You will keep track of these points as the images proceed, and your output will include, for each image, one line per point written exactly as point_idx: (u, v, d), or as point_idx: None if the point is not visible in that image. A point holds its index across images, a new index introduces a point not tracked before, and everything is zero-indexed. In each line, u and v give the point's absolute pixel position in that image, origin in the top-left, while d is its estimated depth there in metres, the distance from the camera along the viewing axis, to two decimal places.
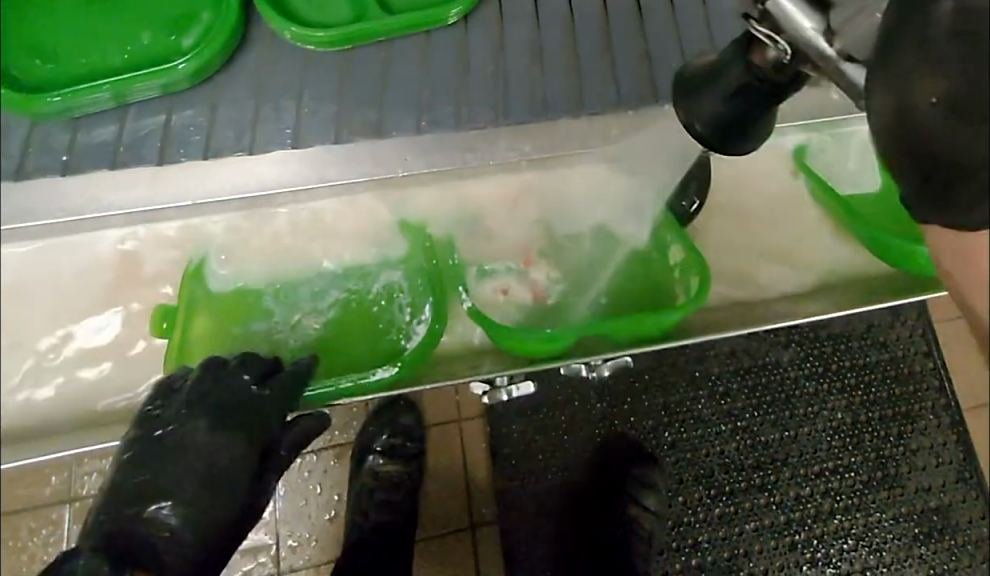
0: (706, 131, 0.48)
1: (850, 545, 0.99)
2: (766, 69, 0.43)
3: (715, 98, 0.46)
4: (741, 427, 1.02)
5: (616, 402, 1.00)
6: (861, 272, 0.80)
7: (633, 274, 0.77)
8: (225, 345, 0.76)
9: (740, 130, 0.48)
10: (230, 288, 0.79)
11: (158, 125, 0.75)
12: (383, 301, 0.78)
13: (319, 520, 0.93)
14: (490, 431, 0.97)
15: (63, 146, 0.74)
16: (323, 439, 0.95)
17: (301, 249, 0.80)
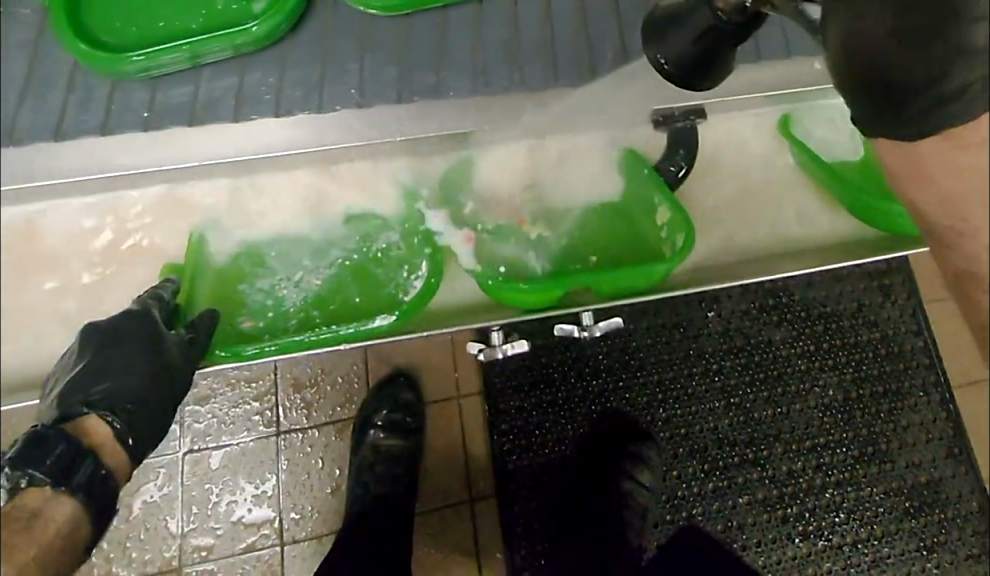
0: (673, 68, 0.55)
1: (842, 518, 1.01)
2: (728, 14, 0.48)
3: (685, 39, 0.52)
4: (734, 404, 1.03)
5: (612, 379, 1.02)
6: (807, 238, 0.93)
7: (617, 233, 0.85)
8: (229, 298, 0.82)
9: (705, 65, 0.54)
10: (234, 246, 0.84)
11: (233, 85, 0.74)
12: (380, 259, 0.84)
13: (321, 493, 0.94)
14: (489, 408, 0.99)
15: (143, 104, 0.74)
16: (326, 414, 0.97)
17: (300, 212, 0.85)
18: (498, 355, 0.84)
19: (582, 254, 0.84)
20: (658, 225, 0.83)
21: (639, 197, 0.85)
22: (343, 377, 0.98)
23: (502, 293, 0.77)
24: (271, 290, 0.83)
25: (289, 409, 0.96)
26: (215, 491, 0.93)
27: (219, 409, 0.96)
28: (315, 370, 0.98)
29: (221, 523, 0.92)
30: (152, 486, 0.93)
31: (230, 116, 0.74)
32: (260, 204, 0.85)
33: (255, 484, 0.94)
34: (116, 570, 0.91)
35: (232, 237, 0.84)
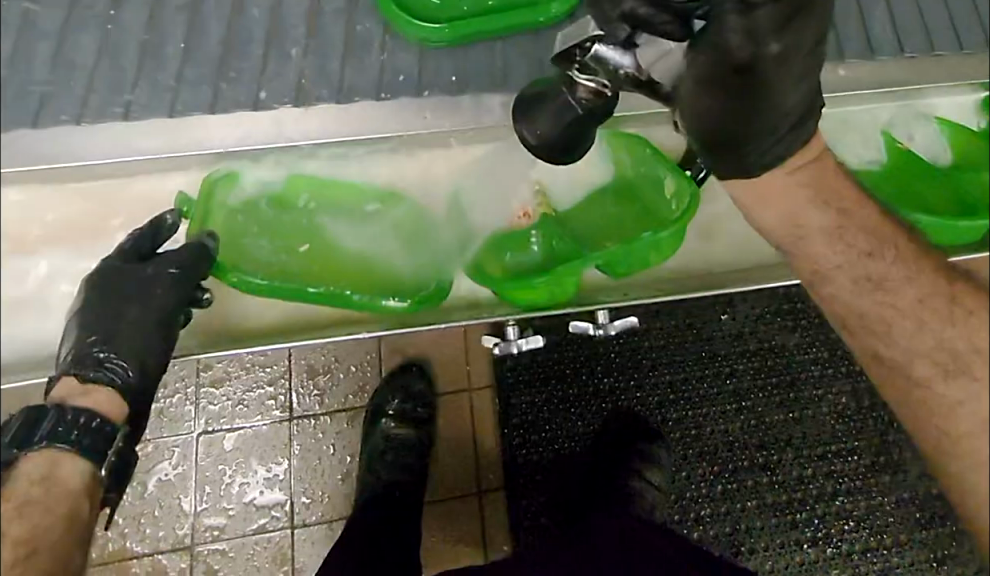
0: (537, 143, 0.62)
1: (851, 526, 1.01)
2: (587, 97, 0.58)
3: (547, 121, 0.61)
4: (745, 407, 1.03)
5: (622, 378, 1.02)
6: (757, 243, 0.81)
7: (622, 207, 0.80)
8: (203, 284, 0.75)
9: (564, 149, 0.62)
10: (215, 222, 0.77)
11: (524, 58, 0.82)
12: (369, 238, 0.79)
13: (332, 479, 0.96)
14: (499, 400, 0.99)
15: (451, 69, 0.81)
16: (338, 402, 0.98)
17: (278, 182, 0.79)
18: (514, 350, 0.90)
19: (592, 236, 0.79)
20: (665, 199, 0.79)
21: (641, 177, 0.81)
22: (357, 366, 0.99)
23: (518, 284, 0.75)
24: (256, 267, 0.76)
25: (302, 395, 0.97)
26: (227, 472, 0.95)
27: (234, 392, 0.97)
28: (329, 357, 0.98)
29: (233, 504, 0.94)
30: (166, 465, 0.94)
31: (488, 83, 0.81)
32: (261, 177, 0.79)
33: (267, 468, 0.95)
34: (130, 547, 0.92)
35: (205, 211, 0.77)
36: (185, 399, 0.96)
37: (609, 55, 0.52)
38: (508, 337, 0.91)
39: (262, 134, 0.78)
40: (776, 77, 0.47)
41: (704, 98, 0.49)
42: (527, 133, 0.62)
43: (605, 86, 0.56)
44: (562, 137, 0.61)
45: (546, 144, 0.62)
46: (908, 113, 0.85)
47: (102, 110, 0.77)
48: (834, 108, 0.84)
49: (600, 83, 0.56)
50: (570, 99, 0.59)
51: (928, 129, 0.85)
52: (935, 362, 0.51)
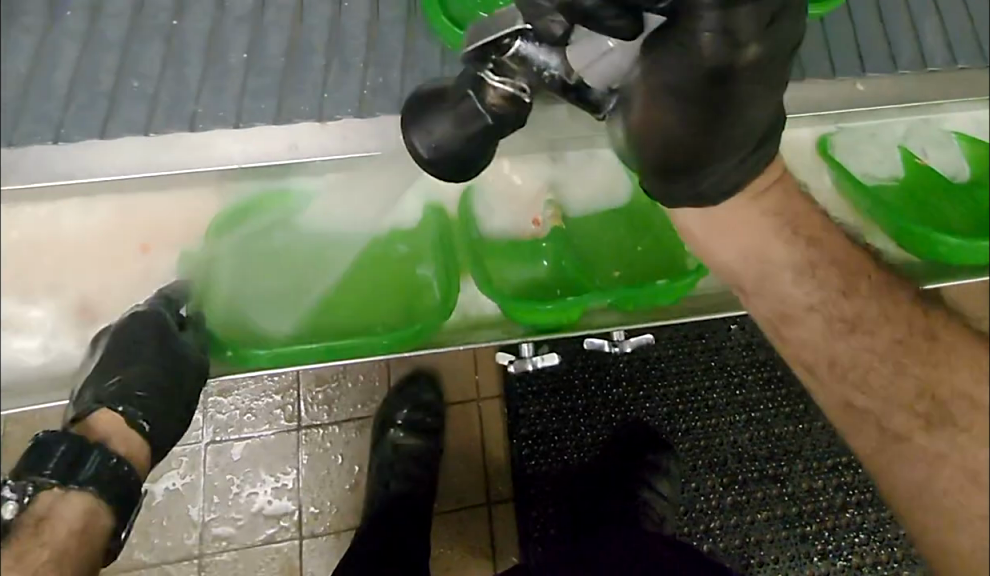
0: (432, 157, 0.51)
1: (863, 539, 1.00)
2: (500, 105, 0.47)
3: (446, 125, 0.49)
4: (755, 418, 1.03)
5: (631, 389, 1.02)
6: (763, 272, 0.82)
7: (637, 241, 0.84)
8: (233, 300, 0.80)
9: (463, 159, 0.50)
10: (246, 241, 0.82)
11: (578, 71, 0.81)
12: (392, 262, 0.82)
13: (340, 489, 0.95)
14: (508, 411, 0.99)
15: None
16: (347, 411, 0.98)
17: (307, 208, 0.82)
18: (528, 366, 0.88)
19: (603, 266, 0.83)
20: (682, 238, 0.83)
21: (664, 213, 0.84)
22: (364, 376, 0.98)
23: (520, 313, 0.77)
24: (279, 285, 0.80)
25: (310, 405, 0.97)
26: (235, 482, 0.94)
27: (242, 401, 0.96)
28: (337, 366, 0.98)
29: (242, 514, 0.94)
30: (174, 475, 0.94)
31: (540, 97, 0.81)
32: (289, 204, 0.82)
33: (275, 477, 0.95)
34: (138, 557, 0.92)
35: (240, 229, 0.82)
36: None
37: (533, 54, 0.44)
38: (524, 354, 0.87)
39: (274, 156, 0.79)
40: (744, 89, 0.44)
41: (668, 112, 0.45)
42: (421, 146, 0.50)
43: (524, 90, 0.46)
44: (459, 152, 0.50)
45: (438, 155, 0.50)
46: (928, 132, 0.85)
47: (122, 124, 0.77)
48: (848, 124, 0.84)
49: (519, 87, 0.46)
50: (478, 106, 0.47)
51: (947, 148, 0.85)
52: (917, 409, 0.52)
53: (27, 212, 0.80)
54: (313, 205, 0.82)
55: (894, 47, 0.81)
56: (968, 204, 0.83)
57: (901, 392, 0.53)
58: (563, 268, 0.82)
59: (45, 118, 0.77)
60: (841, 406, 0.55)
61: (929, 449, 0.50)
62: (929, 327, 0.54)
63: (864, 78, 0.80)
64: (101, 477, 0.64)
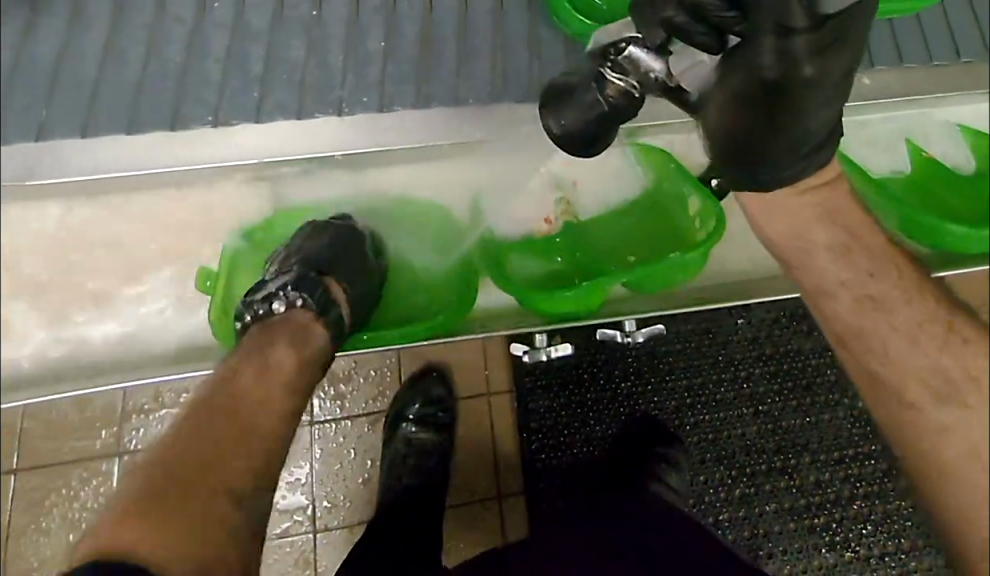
0: (560, 132, 0.59)
1: (870, 530, 1.01)
2: (617, 99, 0.53)
3: (575, 116, 0.57)
4: (762, 411, 1.04)
5: (640, 382, 1.03)
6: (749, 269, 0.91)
7: (646, 222, 0.90)
8: None
9: (586, 144, 0.58)
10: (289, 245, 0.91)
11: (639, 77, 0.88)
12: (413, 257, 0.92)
13: (353, 483, 0.97)
14: (518, 406, 1.00)
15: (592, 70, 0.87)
16: (360, 406, 0.99)
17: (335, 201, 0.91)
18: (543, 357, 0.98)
19: (616, 250, 0.90)
20: (690, 215, 0.89)
21: (671, 191, 0.89)
22: (376, 371, 1.00)
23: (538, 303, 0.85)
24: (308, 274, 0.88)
25: (323, 400, 0.98)
26: None
27: None
28: (350, 363, 0.99)
29: None
30: None
31: None
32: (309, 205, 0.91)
33: (289, 472, 0.96)
34: None
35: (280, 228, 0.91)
36: None
37: (642, 57, 0.50)
38: (537, 345, 0.98)
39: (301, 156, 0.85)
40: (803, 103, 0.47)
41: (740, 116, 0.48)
42: (550, 124, 0.59)
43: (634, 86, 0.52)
44: (582, 129, 0.57)
45: (568, 136, 0.58)
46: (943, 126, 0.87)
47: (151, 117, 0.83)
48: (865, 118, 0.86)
49: (629, 85, 0.52)
50: (596, 96, 0.54)
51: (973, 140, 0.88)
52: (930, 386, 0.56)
53: (83, 205, 0.89)
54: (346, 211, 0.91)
55: (958, 35, 0.82)
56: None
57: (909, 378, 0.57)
58: (579, 261, 0.89)
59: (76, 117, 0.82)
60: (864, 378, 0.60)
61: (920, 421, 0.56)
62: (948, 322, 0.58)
63: (905, 67, 0.82)
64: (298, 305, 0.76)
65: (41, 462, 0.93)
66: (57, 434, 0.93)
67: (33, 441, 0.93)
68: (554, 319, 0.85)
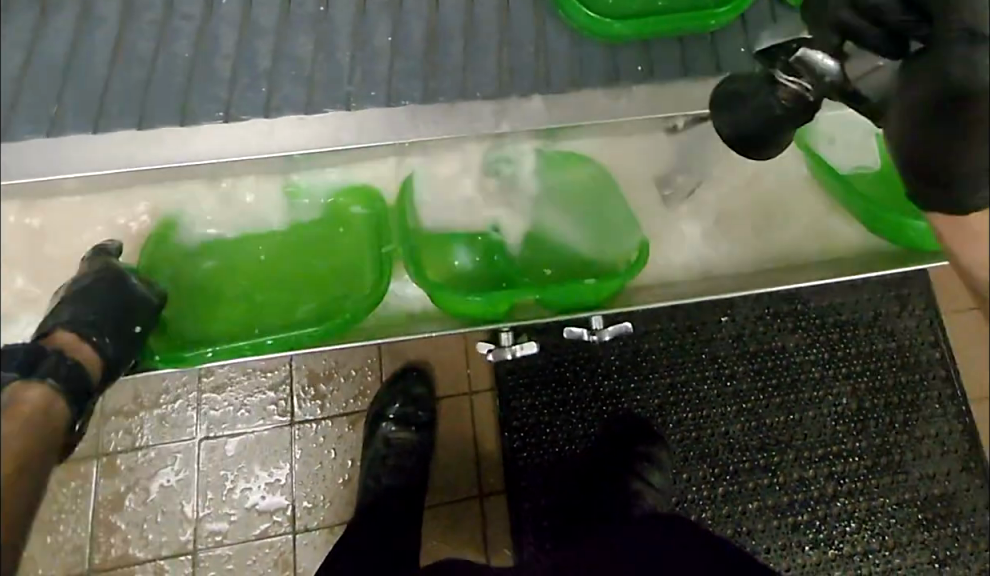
0: (732, 138, 0.58)
1: (853, 528, 1.01)
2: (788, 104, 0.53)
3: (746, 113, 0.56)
4: (745, 408, 1.03)
5: (623, 380, 1.02)
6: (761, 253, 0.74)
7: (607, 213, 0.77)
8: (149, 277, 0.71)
9: (761, 146, 0.58)
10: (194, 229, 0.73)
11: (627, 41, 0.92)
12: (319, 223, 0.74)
13: (333, 483, 0.96)
14: (499, 404, 1.00)
15: None
16: (339, 406, 0.98)
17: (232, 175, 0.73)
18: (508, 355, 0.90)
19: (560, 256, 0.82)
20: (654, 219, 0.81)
21: None
22: (357, 370, 0.99)
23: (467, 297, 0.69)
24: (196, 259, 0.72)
25: (303, 400, 0.98)
26: (229, 478, 0.95)
27: (235, 397, 0.97)
28: (330, 362, 0.99)
29: (235, 509, 0.94)
30: (168, 470, 0.94)
31: None
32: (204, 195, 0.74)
33: (269, 473, 0.95)
34: (132, 552, 0.92)
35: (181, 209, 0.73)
36: (188, 404, 0.96)
37: (813, 55, 0.51)
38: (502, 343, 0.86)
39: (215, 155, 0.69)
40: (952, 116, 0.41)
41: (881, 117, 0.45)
42: (723, 127, 0.59)
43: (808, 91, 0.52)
44: (756, 132, 0.56)
45: (742, 139, 0.58)
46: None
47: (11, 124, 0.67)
48: None
49: (804, 87, 0.52)
50: (769, 100, 0.54)
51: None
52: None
53: None
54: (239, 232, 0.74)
55: None
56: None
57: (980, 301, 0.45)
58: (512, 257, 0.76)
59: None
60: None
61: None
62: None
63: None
64: (63, 372, 0.56)
65: None
66: None
67: None
68: (483, 321, 0.68)
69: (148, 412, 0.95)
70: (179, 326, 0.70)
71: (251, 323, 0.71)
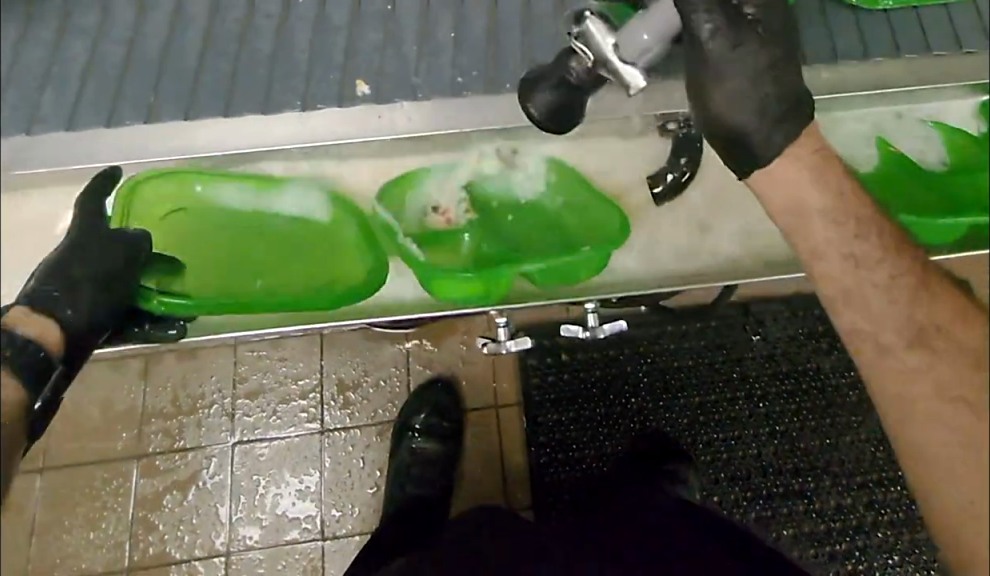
0: (538, 114, 0.57)
1: (895, 561, 0.97)
2: (581, 76, 0.55)
3: (542, 89, 0.57)
4: (779, 431, 1.01)
5: (650, 398, 1.02)
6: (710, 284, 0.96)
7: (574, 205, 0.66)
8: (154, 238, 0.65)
9: (566, 111, 0.57)
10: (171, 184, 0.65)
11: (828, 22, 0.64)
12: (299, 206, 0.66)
13: (361, 492, 0.98)
14: (526, 417, 1.00)
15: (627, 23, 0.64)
16: (368, 416, 1.00)
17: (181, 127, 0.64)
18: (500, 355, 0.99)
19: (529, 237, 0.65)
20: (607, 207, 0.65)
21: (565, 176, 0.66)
22: (385, 380, 1.02)
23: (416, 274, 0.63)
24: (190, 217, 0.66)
25: (333, 409, 1.00)
26: (261, 483, 0.98)
27: (268, 404, 1.00)
28: (359, 372, 1.01)
29: (266, 514, 0.97)
30: (204, 473, 0.98)
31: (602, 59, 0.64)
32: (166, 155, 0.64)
33: (299, 480, 0.98)
34: (167, 551, 0.96)
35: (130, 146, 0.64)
36: (223, 410, 1.00)
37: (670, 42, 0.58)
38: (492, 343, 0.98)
39: (128, 153, 0.64)
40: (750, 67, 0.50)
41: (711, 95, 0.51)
42: (529, 108, 0.58)
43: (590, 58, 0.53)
44: (559, 104, 0.57)
45: (546, 115, 0.57)
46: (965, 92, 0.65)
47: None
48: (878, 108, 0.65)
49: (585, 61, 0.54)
50: (564, 73, 0.55)
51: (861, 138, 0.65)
52: (904, 332, 0.47)
53: None
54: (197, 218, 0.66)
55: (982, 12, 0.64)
56: (926, 184, 0.64)
57: (846, 279, 0.48)
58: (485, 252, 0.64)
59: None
60: (877, 351, 0.47)
61: (905, 363, 0.46)
62: (924, 277, 0.48)
63: (905, 58, 0.63)
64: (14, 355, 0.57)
65: (68, 462, 0.97)
66: (84, 436, 0.98)
67: (63, 444, 0.98)
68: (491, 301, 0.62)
69: (188, 417, 0.99)
70: (188, 283, 0.64)
71: (245, 270, 0.64)
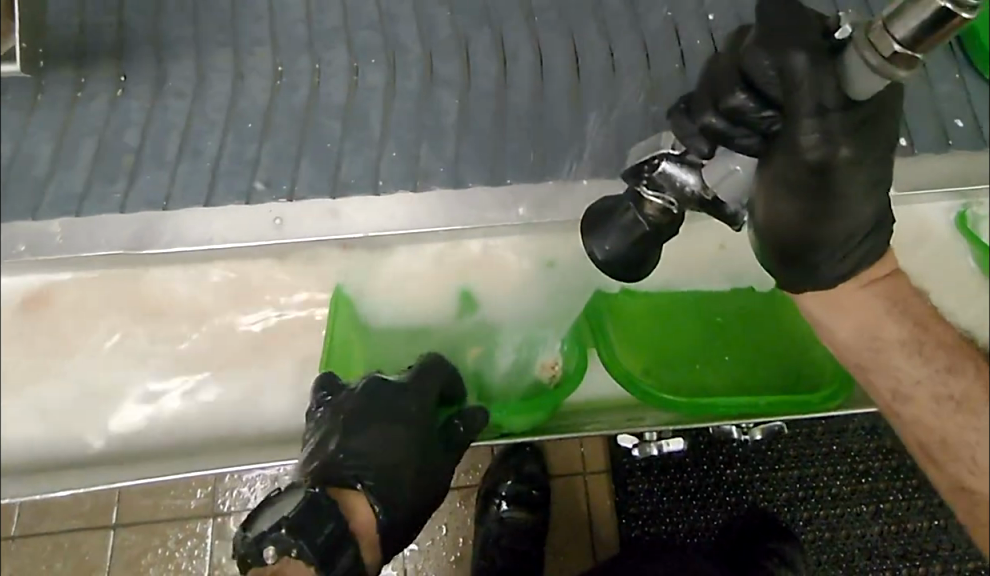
0: (608, 262, 0.50)
1: None
2: (657, 215, 0.48)
3: (615, 237, 0.49)
4: (883, 509, 0.95)
5: (748, 471, 0.96)
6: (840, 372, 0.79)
7: (724, 305, 0.77)
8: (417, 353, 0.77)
9: (634, 266, 0.50)
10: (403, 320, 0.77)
11: None
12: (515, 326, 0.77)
13: (443, 560, 0.94)
14: (616, 487, 0.95)
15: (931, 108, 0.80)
16: (449, 481, 0.97)
17: (433, 282, 0.77)
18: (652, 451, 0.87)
19: (704, 330, 0.76)
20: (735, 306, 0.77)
21: (645, 305, 0.76)
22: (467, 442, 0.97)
23: (764, 325, 0.76)
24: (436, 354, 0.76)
25: None
26: None
27: None
28: None
29: None
30: None
31: None
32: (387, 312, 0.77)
33: None
34: None
35: (376, 303, 0.77)
36: None
37: (675, 171, 0.45)
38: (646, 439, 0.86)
39: (265, 235, 0.75)
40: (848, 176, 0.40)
41: (787, 202, 0.42)
42: (594, 250, 0.50)
43: (671, 203, 0.47)
44: (628, 256, 0.49)
45: (613, 262, 0.50)
46: None
47: (428, 176, 0.76)
48: None
49: (668, 202, 0.47)
50: (634, 214, 0.48)
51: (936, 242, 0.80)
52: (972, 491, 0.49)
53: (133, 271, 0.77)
54: (455, 330, 0.77)
55: None
56: None
57: (926, 403, 0.51)
58: (664, 340, 0.76)
59: (232, 159, 0.77)
60: (955, 490, 0.50)
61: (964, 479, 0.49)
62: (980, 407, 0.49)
63: None
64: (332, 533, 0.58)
65: (145, 518, 0.91)
66: (163, 492, 0.91)
67: (140, 498, 0.91)
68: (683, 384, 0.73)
69: None
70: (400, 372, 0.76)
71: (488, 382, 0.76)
